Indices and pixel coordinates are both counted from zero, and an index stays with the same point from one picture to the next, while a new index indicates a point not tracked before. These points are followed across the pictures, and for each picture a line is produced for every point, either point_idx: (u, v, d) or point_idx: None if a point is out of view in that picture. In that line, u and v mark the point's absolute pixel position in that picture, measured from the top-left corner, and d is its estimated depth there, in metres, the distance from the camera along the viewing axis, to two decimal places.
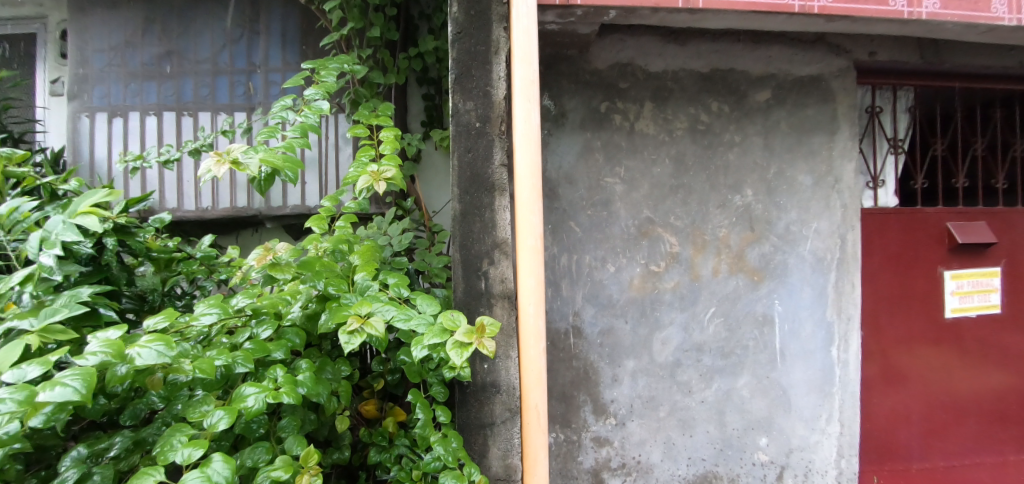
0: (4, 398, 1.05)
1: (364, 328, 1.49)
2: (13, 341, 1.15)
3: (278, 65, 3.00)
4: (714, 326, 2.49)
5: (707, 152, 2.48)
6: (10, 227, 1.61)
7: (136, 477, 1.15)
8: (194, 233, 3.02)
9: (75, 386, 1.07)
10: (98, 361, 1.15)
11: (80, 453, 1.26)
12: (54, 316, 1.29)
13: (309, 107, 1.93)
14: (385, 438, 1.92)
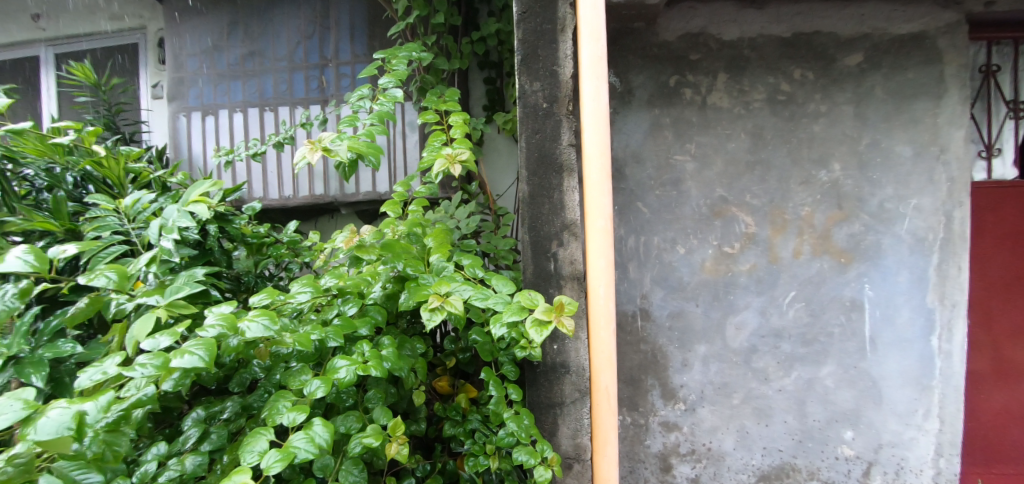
0: (145, 363, 1.17)
1: (444, 306, 1.56)
2: (144, 315, 1.29)
3: (348, 59, 3.09)
4: (795, 311, 2.37)
5: (789, 125, 2.35)
6: (133, 216, 1.83)
7: (251, 436, 1.27)
8: (278, 220, 3.27)
9: (200, 355, 1.20)
10: (216, 333, 1.27)
11: (199, 414, 1.42)
12: (178, 293, 1.43)
13: (384, 96, 2.00)
14: (459, 413, 1.99)
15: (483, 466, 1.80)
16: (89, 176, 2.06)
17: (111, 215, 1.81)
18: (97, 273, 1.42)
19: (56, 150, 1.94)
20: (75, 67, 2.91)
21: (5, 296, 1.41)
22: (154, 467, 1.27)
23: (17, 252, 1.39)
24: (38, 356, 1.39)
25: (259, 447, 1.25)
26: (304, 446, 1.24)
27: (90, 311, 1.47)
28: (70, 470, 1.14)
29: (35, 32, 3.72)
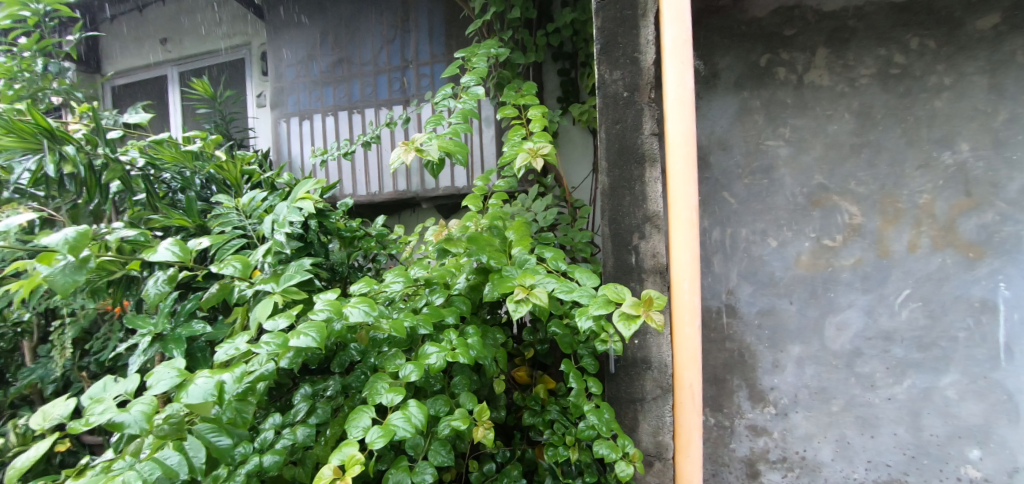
0: (268, 342, 1.32)
1: (529, 298, 1.57)
2: (264, 299, 1.44)
3: (427, 59, 3.18)
4: (909, 312, 2.01)
5: (903, 102, 2.00)
6: (250, 211, 2.05)
7: (354, 414, 1.38)
8: (366, 215, 3.49)
9: (313, 336, 1.32)
10: (324, 316, 1.40)
11: (306, 390, 1.61)
12: (291, 280, 1.57)
13: (467, 94, 2.06)
14: (538, 403, 2.02)
15: (563, 457, 1.82)
16: (213, 178, 2.45)
17: (232, 212, 2.04)
18: (226, 263, 1.60)
19: (186, 156, 2.33)
20: (194, 84, 3.19)
21: (158, 281, 1.66)
22: (271, 436, 1.47)
23: (165, 244, 1.58)
24: (177, 333, 1.68)
25: (364, 422, 1.35)
26: (402, 425, 1.33)
27: (220, 296, 1.67)
28: (206, 431, 1.32)
29: (162, 54, 4.22)
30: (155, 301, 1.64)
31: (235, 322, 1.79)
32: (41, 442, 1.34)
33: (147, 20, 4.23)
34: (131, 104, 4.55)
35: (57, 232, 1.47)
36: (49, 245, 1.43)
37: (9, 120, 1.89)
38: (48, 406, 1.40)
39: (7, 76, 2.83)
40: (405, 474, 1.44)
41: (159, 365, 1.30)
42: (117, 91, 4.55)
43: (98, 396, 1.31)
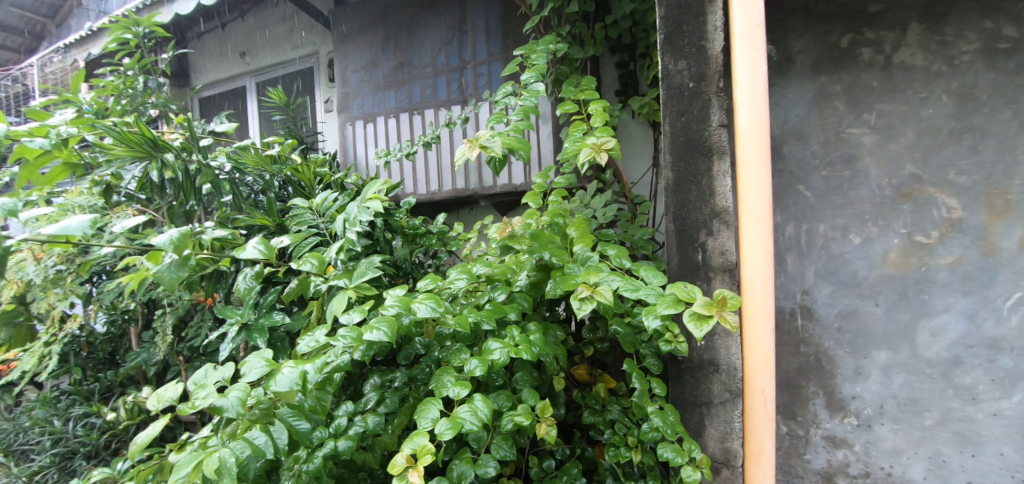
0: (345, 335, 1.37)
1: (593, 296, 1.54)
2: (338, 294, 1.52)
3: (485, 58, 3.18)
4: (1021, 318, 1.81)
5: (1016, 79, 1.78)
6: (323, 210, 2.15)
7: (423, 406, 1.42)
8: (427, 213, 3.58)
9: (384, 331, 1.36)
10: (394, 311, 1.45)
11: (376, 381, 1.67)
12: (364, 277, 1.63)
13: (527, 90, 2.05)
14: (598, 402, 1.97)
15: (625, 458, 1.78)
16: (289, 180, 2.65)
17: (307, 212, 2.16)
18: (305, 260, 1.68)
19: (266, 160, 2.54)
20: (269, 94, 3.45)
21: (246, 277, 1.76)
22: (344, 423, 1.52)
23: (253, 243, 1.67)
24: (260, 324, 1.87)
25: (432, 414, 1.39)
26: (469, 418, 1.35)
27: (300, 291, 1.75)
28: (287, 416, 1.43)
29: (241, 66, 4.52)
30: (245, 296, 1.75)
31: (310, 314, 1.94)
32: (152, 425, 1.41)
33: (228, 36, 4.54)
34: (214, 113, 4.90)
35: (162, 232, 1.58)
36: (157, 245, 1.55)
37: (119, 132, 2.05)
38: (158, 391, 1.48)
39: (116, 92, 3.19)
40: (468, 466, 1.48)
41: (250, 355, 1.38)
42: (204, 103, 4.91)
43: (201, 384, 1.40)
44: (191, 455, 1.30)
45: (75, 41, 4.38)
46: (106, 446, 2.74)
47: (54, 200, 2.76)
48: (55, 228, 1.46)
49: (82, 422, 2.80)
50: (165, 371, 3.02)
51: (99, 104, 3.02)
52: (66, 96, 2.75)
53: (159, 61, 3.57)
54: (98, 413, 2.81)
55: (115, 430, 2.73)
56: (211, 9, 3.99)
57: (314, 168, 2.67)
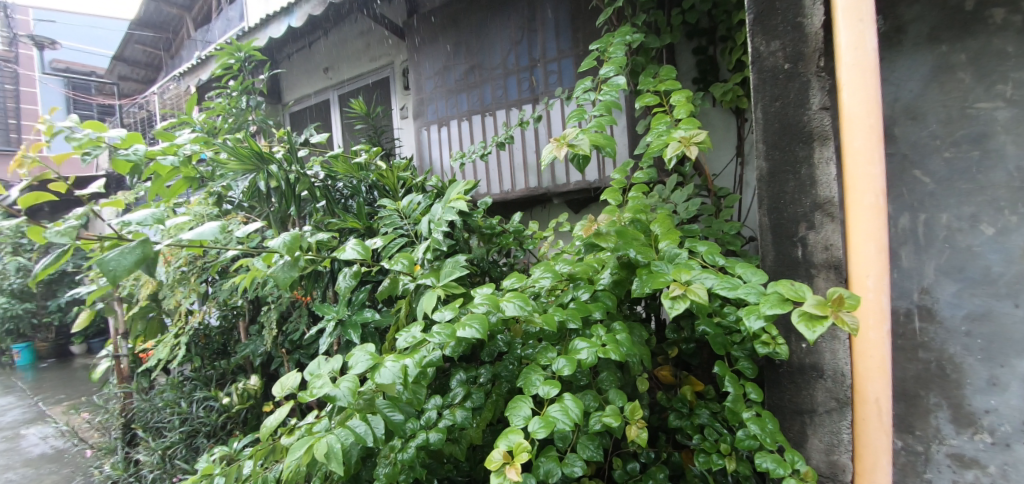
0: (438, 332, 1.41)
1: (687, 294, 1.45)
2: (428, 293, 1.56)
3: (555, 55, 3.13)
4: None
5: None
6: (411, 213, 2.29)
7: (513, 403, 1.43)
8: (503, 212, 3.60)
9: (476, 328, 1.39)
10: (484, 309, 1.46)
11: (462, 376, 1.73)
12: (450, 275, 1.68)
13: (608, 85, 1.99)
14: (685, 406, 1.87)
15: (717, 465, 1.67)
16: (376, 185, 2.77)
17: (394, 214, 2.30)
18: (397, 259, 1.73)
19: (355, 168, 2.66)
20: (351, 105, 3.62)
21: (346, 276, 1.87)
22: (435, 415, 1.59)
23: (351, 244, 1.77)
24: (354, 320, 2.03)
25: (524, 412, 1.40)
26: (561, 417, 1.35)
27: (390, 290, 1.86)
28: (383, 408, 1.48)
29: (325, 81, 4.77)
30: (344, 294, 1.85)
31: (398, 312, 2.08)
32: (278, 409, 1.54)
33: (314, 54, 4.81)
34: (304, 125, 5.22)
35: (275, 236, 1.73)
36: (273, 246, 1.70)
37: (233, 147, 2.24)
38: (281, 379, 1.59)
39: (223, 111, 3.49)
40: (555, 465, 1.45)
41: (355, 348, 1.44)
42: (296, 117, 5.23)
43: (316, 374, 1.48)
44: (304, 439, 1.38)
45: (186, 69, 4.82)
46: (223, 427, 3.01)
47: (178, 210, 3.05)
48: (193, 235, 1.58)
49: (202, 404, 3.07)
50: (270, 361, 3.23)
51: (210, 123, 3.32)
52: (184, 118, 3.02)
53: (258, 81, 3.85)
54: (216, 397, 3.06)
55: (228, 413, 2.97)
56: (298, 31, 4.24)
57: (397, 173, 2.75)
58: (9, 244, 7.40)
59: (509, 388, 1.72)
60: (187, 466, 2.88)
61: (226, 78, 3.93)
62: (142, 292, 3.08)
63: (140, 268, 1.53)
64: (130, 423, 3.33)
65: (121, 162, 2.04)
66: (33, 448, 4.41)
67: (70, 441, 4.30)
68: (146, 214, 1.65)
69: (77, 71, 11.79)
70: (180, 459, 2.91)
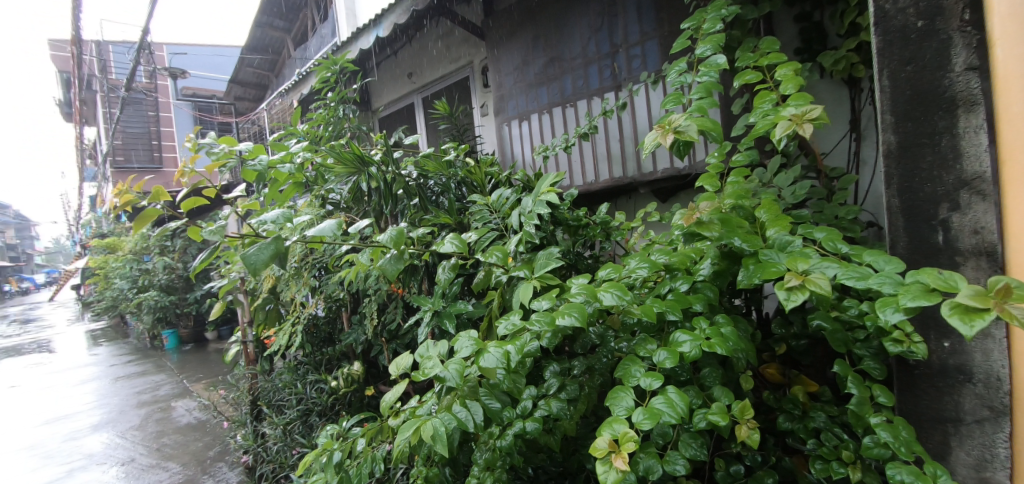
0: (538, 320, 1.43)
1: (806, 285, 1.32)
2: (523, 284, 1.59)
3: (638, 38, 2.99)
4: None
5: None
6: (501, 207, 2.29)
7: (613, 394, 1.40)
8: (588, 204, 3.50)
9: (575, 317, 1.39)
10: (582, 299, 1.48)
11: (556, 368, 1.71)
12: (547, 266, 1.69)
13: (706, 64, 1.86)
14: (796, 407, 1.71)
15: (838, 474, 1.50)
16: (466, 181, 2.80)
17: (484, 209, 2.33)
18: (491, 252, 1.79)
19: (445, 166, 2.71)
20: (435, 106, 3.67)
21: (444, 269, 1.94)
22: (531, 405, 1.62)
23: (449, 237, 1.88)
24: (450, 312, 2.06)
25: (626, 403, 1.36)
26: (667, 410, 1.31)
27: (486, 282, 1.91)
28: (482, 396, 1.54)
29: (409, 85, 4.92)
30: (444, 286, 1.92)
31: (490, 304, 2.10)
32: (396, 386, 1.63)
33: (399, 60, 4.97)
34: (393, 128, 5.44)
35: (383, 230, 1.89)
36: (380, 241, 1.86)
37: (339, 153, 2.39)
38: (396, 359, 1.67)
39: (324, 121, 3.66)
40: (655, 461, 1.36)
41: (460, 332, 1.51)
42: (385, 122, 5.44)
43: (426, 356, 1.54)
44: (412, 420, 1.45)
45: (290, 86, 5.15)
46: (331, 406, 3.26)
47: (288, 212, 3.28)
48: (315, 231, 1.82)
49: (314, 386, 3.36)
50: (370, 349, 3.39)
51: (313, 132, 3.54)
52: (291, 130, 3.21)
53: (353, 90, 4.03)
54: (325, 381, 3.32)
55: (337, 394, 3.20)
56: (385, 42, 4.38)
57: (485, 168, 2.76)
58: (156, 243, 8.44)
59: (602, 380, 1.70)
60: (304, 440, 3.15)
61: (325, 90, 4.14)
62: (262, 286, 3.35)
63: (273, 261, 1.73)
64: (257, 400, 3.66)
65: (249, 172, 2.26)
66: (181, 416, 5.00)
67: (210, 413, 4.81)
68: (276, 213, 1.86)
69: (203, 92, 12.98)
70: (298, 433, 3.20)
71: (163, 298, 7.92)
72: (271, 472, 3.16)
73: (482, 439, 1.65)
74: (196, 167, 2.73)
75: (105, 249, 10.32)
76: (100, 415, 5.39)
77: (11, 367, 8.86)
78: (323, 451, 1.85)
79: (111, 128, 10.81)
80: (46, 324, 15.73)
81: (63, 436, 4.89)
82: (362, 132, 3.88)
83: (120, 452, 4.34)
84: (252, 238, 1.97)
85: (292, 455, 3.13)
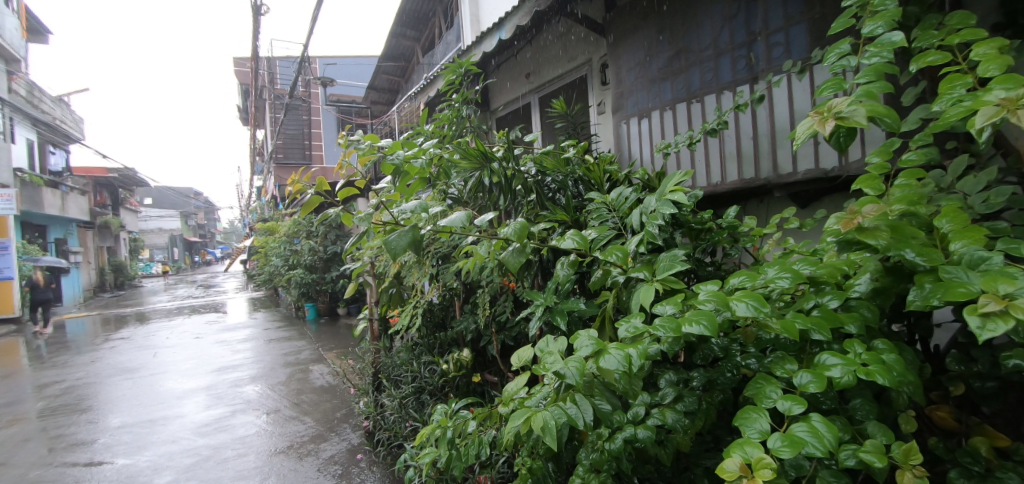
0: (661, 326, 1.31)
1: (1011, 313, 1.06)
2: (645, 286, 1.49)
3: (781, 24, 2.69)
4: None
5: None
6: (620, 206, 2.17)
7: (742, 415, 1.24)
8: (712, 206, 3.21)
9: (703, 326, 1.26)
10: (711, 307, 1.34)
11: (671, 378, 1.55)
12: (671, 269, 1.56)
13: (877, 45, 1.58)
14: (978, 463, 1.38)
15: None
16: (584, 179, 2.71)
17: (602, 207, 2.23)
18: (610, 251, 1.70)
19: (563, 163, 2.64)
20: (552, 104, 3.59)
21: (563, 264, 1.91)
22: (643, 411, 1.48)
23: (568, 233, 1.81)
24: (561, 308, 1.98)
25: (760, 425, 1.20)
26: (811, 440, 1.13)
27: (601, 281, 1.80)
28: (594, 395, 1.46)
29: (527, 86, 4.93)
30: (561, 281, 1.89)
31: (604, 305, 1.98)
32: (516, 377, 1.59)
33: (519, 60, 4.98)
34: (510, 128, 5.49)
35: (509, 222, 1.92)
36: (503, 232, 1.88)
37: (464, 148, 2.45)
38: (517, 350, 1.63)
39: (450, 120, 3.77)
40: None
41: (580, 330, 1.43)
42: (503, 121, 5.51)
43: (546, 350, 1.48)
44: (523, 409, 1.42)
45: (418, 89, 5.36)
46: (441, 387, 3.35)
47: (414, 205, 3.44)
48: (447, 220, 1.93)
49: (427, 367, 3.51)
50: (479, 338, 3.42)
51: (440, 128, 3.67)
52: (417, 130, 3.31)
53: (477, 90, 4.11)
54: (437, 362, 3.44)
55: (446, 376, 3.28)
56: (507, 44, 4.38)
57: (605, 165, 2.65)
58: (303, 228, 9.39)
59: (723, 398, 1.52)
60: (417, 415, 3.32)
61: (450, 92, 4.22)
62: (388, 270, 3.52)
63: (410, 247, 1.87)
64: (378, 373, 3.87)
65: (388, 165, 2.34)
66: (317, 378, 5.48)
67: (341, 379, 5.21)
68: (415, 204, 2.04)
69: (347, 98, 14.36)
70: (411, 407, 3.37)
71: (308, 276, 8.78)
72: (387, 439, 3.42)
73: (589, 439, 1.56)
74: (351, 161, 2.92)
75: (264, 230, 11.70)
76: (256, 369, 6.09)
77: (193, 322, 10.39)
78: (437, 426, 1.89)
79: (276, 128, 12.32)
80: (218, 289, 18.28)
81: (230, 382, 5.59)
82: (484, 130, 3.91)
83: (270, 402, 4.85)
84: (393, 225, 2.21)
85: (405, 426, 3.33)
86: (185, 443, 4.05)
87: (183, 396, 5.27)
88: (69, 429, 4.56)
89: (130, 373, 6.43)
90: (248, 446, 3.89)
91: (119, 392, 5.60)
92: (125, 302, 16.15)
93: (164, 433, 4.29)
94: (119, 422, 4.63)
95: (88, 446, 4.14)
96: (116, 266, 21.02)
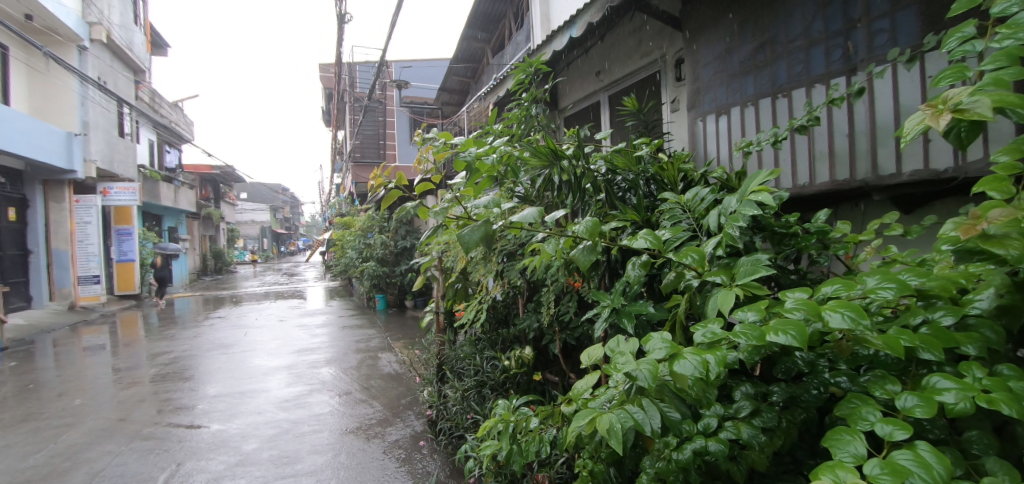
0: (742, 334, 1.21)
1: None
2: (723, 291, 1.38)
3: (885, 9, 2.44)
4: None
5: None
6: (697, 207, 2.04)
7: (833, 437, 1.12)
8: (797, 208, 2.98)
9: (792, 336, 1.15)
10: (800, 317, 1.21)
11: (748, 390, 1.43)
12: (754, 274, 1.44)
13: (1010, 26, 1.36)
14: None
15: None
16: (657, 178, 2.58)
17: (676, 207, 2.11)
18: (685, 252, 1.59)
19: (635, 161, 2.52)
20: (624, 102, 3.46)
21: (635, 265, 1.82)
22: (715, 423, 1.38)
23: (641, 233, 1.71)
24: (628, 310, 1.88)
25: (855, 449, 1.07)
26: (917, 470, 1.00)
27: (674, 284, 1.70)
28: (663, 402, 1.37)
29: (597, 84, 4.81)
30: (632, 282, 1.80)
31: (676, 309, 1.87)
32: (585, 377, 1.52)
33: (591, 58, 4.88)
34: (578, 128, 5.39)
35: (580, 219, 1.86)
36: (573, 230, 1.81)
37: (533, 146, 2.40)
38: (588, 349, 1.57)
39: (520, 119, 3.74)
40: None
41: (653, 333, 1.35)
42: (571, 121, 5.42)
43: (617, 351, 1.41)
44: (587, 409, 1.36)
45: (489, 89, 5.37)
46: (502, 383, 3.33)
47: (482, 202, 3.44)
48: (518, 216, 1.90)
49: (489, 362, 3.50)
50: (541, 337, 3.36)
51: (509, 127, 3.65)
52: (487, 129, 3.29)
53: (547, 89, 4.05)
54: (499, 358, 3.42)
55: (507, 373, 3.24)
56: (578, 42, 4.28)
57: (680, 164, 2.51)
58: (377, 223, 9.74)
59: (807, 417, 1.38)
60: (478, 408, 3.32)
61: (521, 91, 4.18)
62: (455, 266, 3.54)
63: (481, 242, 1.84)
64: (442, 365, 3.91)
65: (460, 162, 2.35)
66: (385, 366, 5.64)
67: (406, 369, 5.33)
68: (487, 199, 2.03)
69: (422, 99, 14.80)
70: (472, 400, 3.38)
71: (379, 269, 9.10)
72: (449, 428, 3.45)
73: (654, 447, 1.48)
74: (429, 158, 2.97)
75: (341, 224, 12.26)
76: (331, 353, 6.36)
77: (277, 307, 11.06)
78: (500, 420, 1.86)
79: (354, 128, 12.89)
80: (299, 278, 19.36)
81: (307, 364, 5.88)
82: (553, 129, 3.84)
83: (343, 384, 5.04)
84: (465, 220, 2.21)
85: (467, 418, 3.34)
86: (268, 415, 4.28)
87: (269, 372, 5.59)
88: (176, 393, 4.97)
89: (225, 348, 6.92)
90: (321, 423, 4.06)
91: (216, 364, 6.03)
92: (219, 286, 17.44)
93: (252, 404, 4.56)
94: (215, 391, 4.98)
95: (189, 410, 4.47)
96: (216, 253, 22.72)
